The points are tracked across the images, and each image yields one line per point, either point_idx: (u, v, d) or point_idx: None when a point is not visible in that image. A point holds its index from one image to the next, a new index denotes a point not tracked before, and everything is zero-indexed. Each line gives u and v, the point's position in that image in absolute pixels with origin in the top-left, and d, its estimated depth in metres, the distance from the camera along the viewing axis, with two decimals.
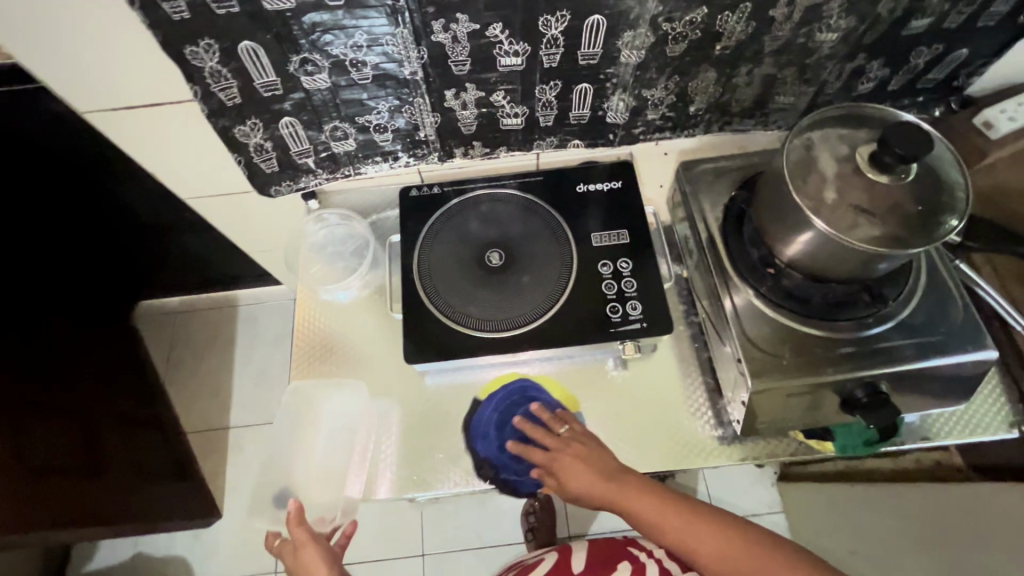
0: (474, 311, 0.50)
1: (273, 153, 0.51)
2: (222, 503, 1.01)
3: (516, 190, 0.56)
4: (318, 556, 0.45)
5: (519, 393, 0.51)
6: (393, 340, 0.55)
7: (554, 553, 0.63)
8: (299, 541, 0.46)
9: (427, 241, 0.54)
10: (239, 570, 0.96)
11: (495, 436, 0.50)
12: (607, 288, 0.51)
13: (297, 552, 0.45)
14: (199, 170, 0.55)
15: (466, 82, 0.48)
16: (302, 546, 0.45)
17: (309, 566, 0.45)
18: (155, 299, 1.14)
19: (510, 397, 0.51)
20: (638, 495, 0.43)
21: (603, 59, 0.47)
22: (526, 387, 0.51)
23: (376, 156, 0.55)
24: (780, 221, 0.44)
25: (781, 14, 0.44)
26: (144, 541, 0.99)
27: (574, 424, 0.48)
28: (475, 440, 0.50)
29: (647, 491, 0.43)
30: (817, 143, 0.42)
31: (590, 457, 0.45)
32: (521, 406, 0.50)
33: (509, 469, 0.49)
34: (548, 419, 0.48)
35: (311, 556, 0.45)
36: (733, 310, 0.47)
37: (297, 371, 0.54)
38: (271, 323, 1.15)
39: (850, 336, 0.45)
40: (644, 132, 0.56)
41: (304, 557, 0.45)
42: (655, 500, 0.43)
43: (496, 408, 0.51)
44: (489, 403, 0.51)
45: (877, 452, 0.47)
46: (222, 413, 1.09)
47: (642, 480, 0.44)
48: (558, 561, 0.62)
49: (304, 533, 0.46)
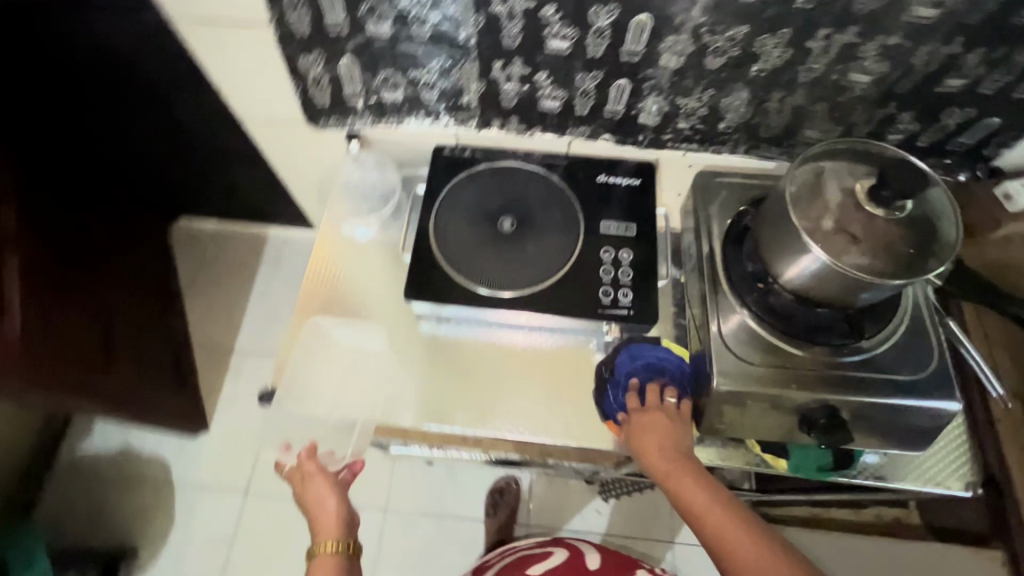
0: (477, 267, 0.53)
1: (329, 88, 0.56)
2: (211, 418, 1.07)
3: (540, 167, 0.59)
4: (326, 483, 0.51)
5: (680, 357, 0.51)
6: (399, 283, 0.59)
7: (563, 551, 0.74)
8: (309, 469, 0.51)
9: (449, 197, 0.57)
10: (213, 482, 1.02)
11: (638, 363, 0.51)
12: (604, 273, 0.54)
13: (308, 477, 0.51)
14: (261, 94, 0.60)
15: (515, 57, 0.52)
16: (311, 471, 0.51)
17: (319, 493, 0.50)
18: (193, 220, 1.20)
19: (675, 363, 0.51)
20: (692, 486, 0.43)
21: (643, 59, 0.50)
22: (693, 369, 0.50)
23: (419, 111, 0.59)
24: (775, 238, 0.46)
25: (818, 46, 0.47)
26: (133, 435, 1.05)
27: (686, 414, 0.48)
28: (624, 352, 0.52)
29: (704, 485, 0.43)
30: (827, 172, 0.44)
31: (672, 437, 0.46)
32: (681, 377, 0.50)
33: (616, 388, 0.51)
34: (678, 400, 0.49)
35: (321, 483, 0.51)
36: (720, 315, 0.49)
37: (308, 291, 0.58)
38: (293, 264, 1.20)
39: (822, 360, 0.47)
40: (672, 139, 0.59)
41: (314, 486, 0.51)
42: (707, 495, 0.42)
43: (659, 356, 0.51)
44: (657, 349, 0.51)
45: (826, 477, 0.49)
46: (230, 336, 1.14)
47: (707, 477, 0.44)
48: (568, 557, 0.73)
49: (316, 464, 0.51)
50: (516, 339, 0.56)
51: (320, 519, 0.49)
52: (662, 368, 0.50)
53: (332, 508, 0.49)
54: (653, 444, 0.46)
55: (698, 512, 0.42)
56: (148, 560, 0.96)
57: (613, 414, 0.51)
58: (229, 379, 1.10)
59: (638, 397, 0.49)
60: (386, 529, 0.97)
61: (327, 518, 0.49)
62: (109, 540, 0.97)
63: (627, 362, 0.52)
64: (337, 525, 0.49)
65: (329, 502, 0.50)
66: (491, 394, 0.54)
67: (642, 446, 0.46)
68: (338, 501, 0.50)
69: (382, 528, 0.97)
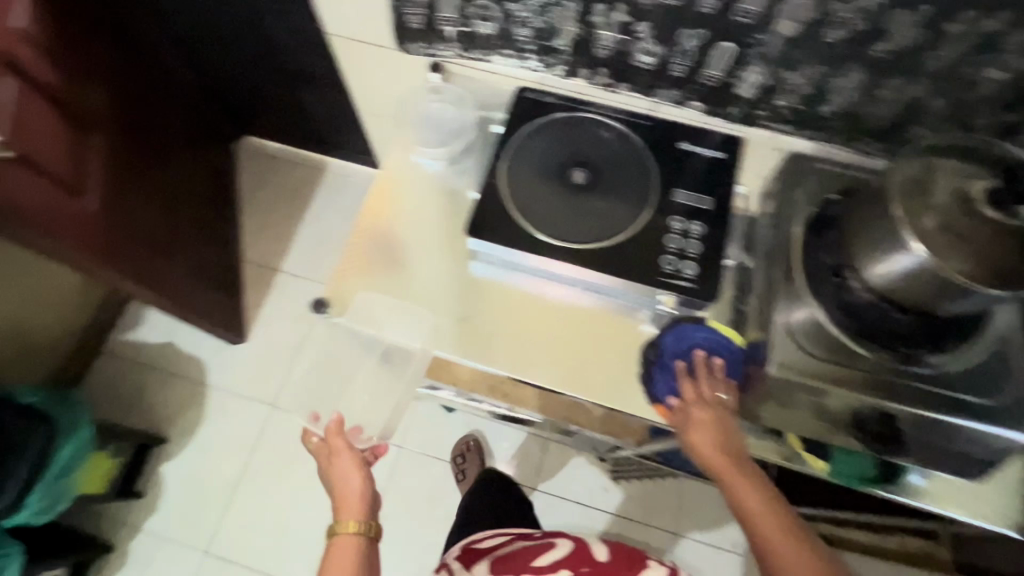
0: (541, 214, 0.53)
1: (423, 9, 0.55)
2: (250, 329, 1.11)
3: (621, 125, 0.57)
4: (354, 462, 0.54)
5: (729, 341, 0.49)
6: (458, 220, 0.59)
7: (568, 542, 0.62)
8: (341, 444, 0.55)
9: (525, 140, 0.56)
10: (244, 390, 1.06)
11: (686, 345, 0.50)
12: (671, 242, 0.52)
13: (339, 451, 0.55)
14: (354, 10, 0.60)
15: (618, 1, 0.49)
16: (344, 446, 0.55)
17: (345, 470, 0.54)
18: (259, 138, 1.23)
19: (722, 344, 0.49)
20: (739, 482, 0.44)
21: (757, 21, 0.47)
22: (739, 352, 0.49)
23: (507, 49, 0.57)
24: (866, 229, 0.43)
25: (955, 31, 0.43)
26: (178, 332, 1.10)
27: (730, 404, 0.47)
28: (671, 333, 0.51)
29: (753, 484, 0.44)
30: (941, 169, 0.41)
31: (721, 431, 0.46)
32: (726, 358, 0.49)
33: (662, 369, 0.50)
34: (720, 381, 0.48)
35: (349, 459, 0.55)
36: (787, 303, 0.48)
37: (371, 208, 0.59)
38: (347, 198, 1.21)
39: (886, 366, 0.45)
40: (766, 116, 0.55)
41: (340, 462, 0.54)
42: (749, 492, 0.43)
43: (706, 337, 0.50)
44: (706, 328, 0.50)
45: (863, 488, 0.47)
46: (278, 255, 1.16)
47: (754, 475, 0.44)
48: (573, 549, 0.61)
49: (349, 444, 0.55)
50: (559, 295, 0.55)
51: (343, 496, 0.53)
52: (708, 350, 0.49)
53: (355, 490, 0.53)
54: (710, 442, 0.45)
55: (747, 509, 0.43)
56: (177, 450, 1.02)
57: (663, 398, 0.50)
58: (271, 297, 1.13)
59: (685, 381, 0.48)
60: (398, 465, 1.00)
61: (350, 498, 0.53)
62: (144, 424, 1.04)
63: (674, 343, 0.50)
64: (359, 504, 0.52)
65: (353, 482, 0.53)
66: (529, 350, 0.54)
67: (698, 438, 0.46)
68: (361, 477, 0.54)
69: (395, 464, 1.00)
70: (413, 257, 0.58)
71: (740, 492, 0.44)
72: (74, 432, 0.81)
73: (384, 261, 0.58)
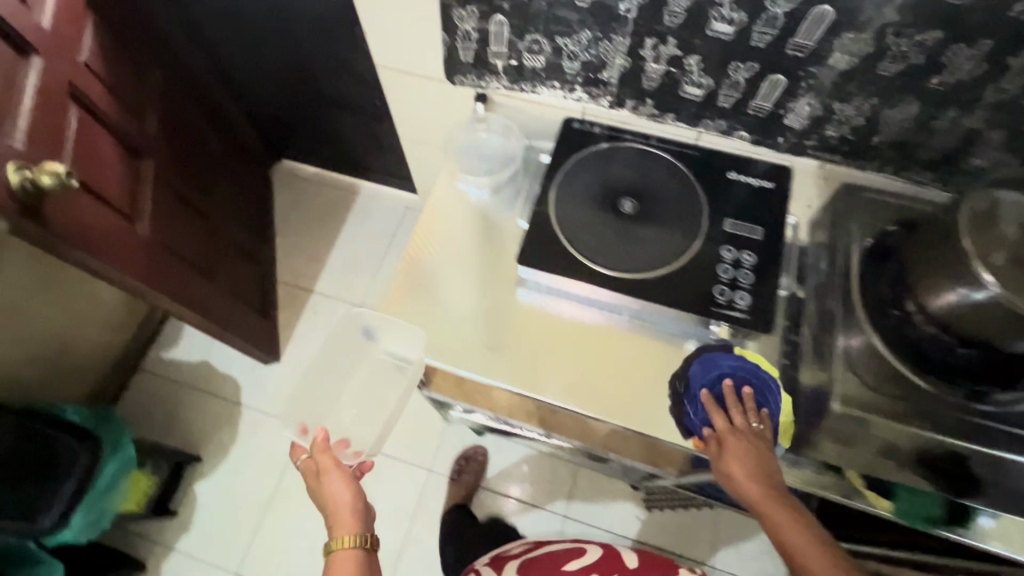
0: (590, 243, 0.53)
1: (474, 45, 0.57)
2: (284, 350, 1.12)
3: (667, 155, 0.57)
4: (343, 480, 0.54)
5: (760, 369, 0.49)
6: (502, 248, 0.59)
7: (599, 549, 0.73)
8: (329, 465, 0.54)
9: (573, 171, 0.57)
10: (277, 411, 1.07)
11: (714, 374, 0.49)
12: (722, 272, 0.51)
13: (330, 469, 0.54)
14: (404, 45, 0.62)
15: (670, 36, 0.50)
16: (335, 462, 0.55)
17: (335, 485, 0.54)
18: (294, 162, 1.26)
19: (749, 372, 0.49)
20: (778, 511, 0.42)
21: (811, 55, 0.47)
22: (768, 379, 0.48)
23: (555, 81, 0.59)
24: (930, 263, 0.43)
25: (1018, 65, 0.43)
26: (213, 352, 1.11)
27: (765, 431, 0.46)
28: (697, 363, 0.50)
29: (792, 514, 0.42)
30: (1007, 204, 0.40)
31: (756, 458, 0.44)
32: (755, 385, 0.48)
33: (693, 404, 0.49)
34: (751, 408, 0.47)
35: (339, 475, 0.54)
36: (845, 339, 0.47)
37: (417, 236, 0.60)
38: (378, 221, 1.23)
39: (949, 402, 0.45)
40: (815, 147, 0.55)
41: (330, 479, 0.54)
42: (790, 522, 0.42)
43: (733, 364, 0.49)
44: (731, 355, 0.50)
45: (931, 529, 0.45)
46: (311, 276, 1.18)
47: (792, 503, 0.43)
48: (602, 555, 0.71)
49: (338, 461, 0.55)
50: (587, 319, 0.55)
51: (335, 511, 0.53)
52: (737, 378, 0.49)
53: (349, 502, 0.53)
54: (742, 466, 0.44)
55: (788, 540, 0.41)
56: (210, 471, 1.03)
57: (698, 431, 0.48)
58: (304, 317, 1.14)
59: (717, 412, 0.47)
60: (428, 490, 0.99)
61: (343, 513, 0.52)
62: (179, 444, 1.04)
63: (701, 373, 0.50)
64: (352, 518, 0.52)
65: (344, 498, 0.53)
66: (564, 379, 0.53)
67: (732, 465, 0.44)
68: (354, 493, 0.53)
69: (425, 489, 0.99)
70: (441, 279, 0.58)
71: (781, 521, 0.42)
72: (119, 448, 0.83)
73: (428, 287, 0.58)
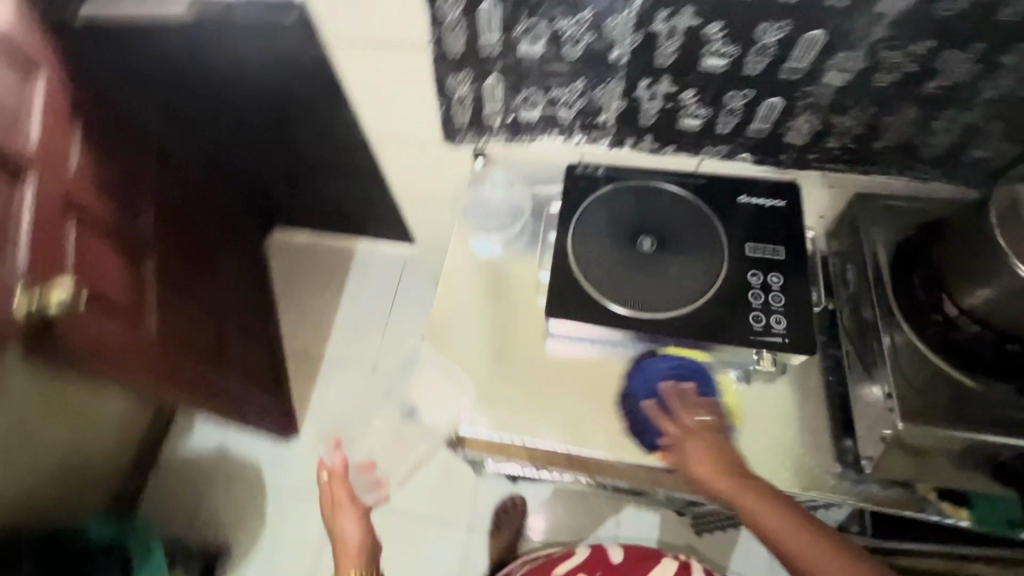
0: (615, 288, 0.52)
1: (471, 105, 0.58)
2: (300, 423, 1.09)
3: (673, 187, 0.57)
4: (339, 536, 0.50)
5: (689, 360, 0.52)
6: (527, 302, 0.58)
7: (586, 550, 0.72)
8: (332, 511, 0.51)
9: (584, 217, 0.56)
10: (302, 488, 1.03)
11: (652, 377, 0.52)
12: (753, 297, 0.51)
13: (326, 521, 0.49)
14: (398, 111, 0.62)
15: (664, 74, 0.51)
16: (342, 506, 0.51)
17: (345, 520, 0.56)
18: (285, 230, 1.23)
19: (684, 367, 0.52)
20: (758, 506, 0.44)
21: (805, 76, 0.48)
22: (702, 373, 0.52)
23: (552, 130, 0.59)
24: (964, 265, 0.43)
25: (1011, 61, 0.44)
26: (228, 436, 1.08)
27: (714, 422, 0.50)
28: (634, 376, 0.53)
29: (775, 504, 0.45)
30: None
31: (714, 453, 0.47)
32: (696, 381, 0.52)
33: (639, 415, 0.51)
34: (693, 401, 0.50)
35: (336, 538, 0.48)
36: (890, 349, 0.46)
37: (439, 304, 0.58)
38: (379, 278, 1.21)
39: (1008, 399, 0.44)
40: (818, 159, 0.56)
41: (341, 514, 0.57)
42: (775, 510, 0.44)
43: (670, 365, 0.53)
44: (664, 358, 0.53)
45: (1013, 530, 0.46)
46: (318, 343, 1.16)
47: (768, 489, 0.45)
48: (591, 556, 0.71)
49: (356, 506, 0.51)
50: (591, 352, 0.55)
51: (344, 546, 0.55)
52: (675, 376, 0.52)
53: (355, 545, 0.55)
54: (705, 466, 0.47)
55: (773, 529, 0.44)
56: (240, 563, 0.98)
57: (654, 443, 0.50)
58: (317, 387, 1.12)
59: (666, 420, 0.50)
60: (469, 549, 0.96)
61: (350, 547, 0.55)
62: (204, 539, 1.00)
63: (641, 384, 0.52)
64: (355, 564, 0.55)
65: (351, 531, 0.56)
66: (612, 431, 0.52)
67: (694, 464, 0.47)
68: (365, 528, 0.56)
69: (466, 548, 0.96)
70: (470, 344, 0.56)
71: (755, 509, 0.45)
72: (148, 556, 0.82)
73: (459, 355, 0.55)
